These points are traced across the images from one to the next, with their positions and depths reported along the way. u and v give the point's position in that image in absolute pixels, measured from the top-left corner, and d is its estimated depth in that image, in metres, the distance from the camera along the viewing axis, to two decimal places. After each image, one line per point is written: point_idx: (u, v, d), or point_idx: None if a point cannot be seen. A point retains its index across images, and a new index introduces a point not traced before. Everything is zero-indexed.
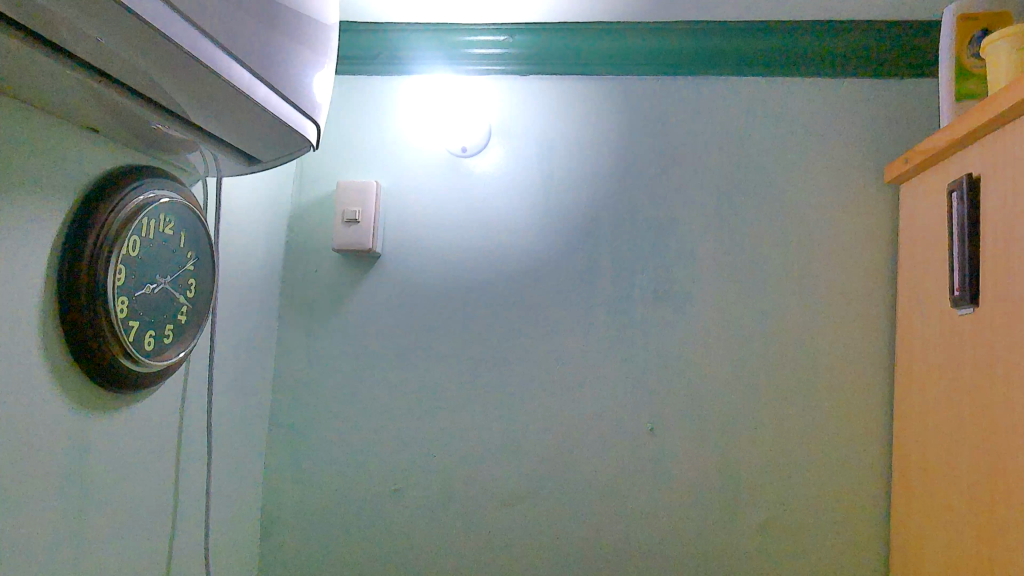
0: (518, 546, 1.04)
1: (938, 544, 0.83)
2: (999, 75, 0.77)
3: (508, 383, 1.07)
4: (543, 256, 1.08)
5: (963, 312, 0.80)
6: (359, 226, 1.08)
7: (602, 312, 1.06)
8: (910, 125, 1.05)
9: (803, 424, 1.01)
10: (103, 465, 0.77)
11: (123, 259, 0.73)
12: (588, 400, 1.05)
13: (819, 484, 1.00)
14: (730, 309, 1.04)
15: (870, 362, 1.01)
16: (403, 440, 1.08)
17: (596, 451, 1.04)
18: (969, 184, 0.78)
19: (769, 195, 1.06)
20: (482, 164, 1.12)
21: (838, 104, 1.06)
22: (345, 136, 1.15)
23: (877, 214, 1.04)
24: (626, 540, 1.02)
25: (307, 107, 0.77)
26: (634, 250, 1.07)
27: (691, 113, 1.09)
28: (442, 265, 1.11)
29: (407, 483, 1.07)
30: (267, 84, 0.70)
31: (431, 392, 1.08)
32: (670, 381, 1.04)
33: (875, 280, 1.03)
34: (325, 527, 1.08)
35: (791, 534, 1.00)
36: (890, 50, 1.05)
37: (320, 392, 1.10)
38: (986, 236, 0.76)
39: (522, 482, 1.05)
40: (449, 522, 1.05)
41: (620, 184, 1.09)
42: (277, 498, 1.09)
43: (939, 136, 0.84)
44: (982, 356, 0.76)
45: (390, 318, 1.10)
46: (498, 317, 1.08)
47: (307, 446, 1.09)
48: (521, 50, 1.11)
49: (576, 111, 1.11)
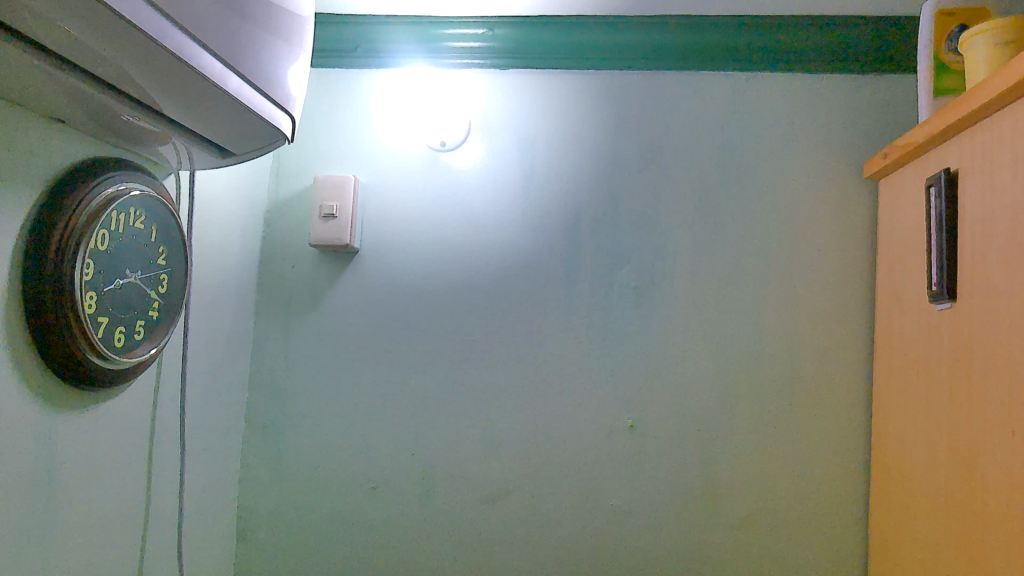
0: (499, 545, 1.03)
1: (917, 542, 0.83)
2: (977, 70, 0.76)
3: (487, 380, 1.06)
4: (522, 252, 1.07)
5: (942, 308, 0.79)
6: (336, 221, 1.06)
7: (584, 309, 1.06)
8: (889, 122, 1.04)
9: (783, 421, 1.01)
10: (71, 465, 0.75)
11: (92, 252, 0.72)
12: (567, 397, 1.04)
13: (800, 482, 1.00)
14: (711, 305, 1.04)
15: (850, 360, 1.01)
16: (382, 438, 1.06)
17: (576, 449, 1.03)
18: (948, 179, 0.78)
19: (749, 191, 1.05)
20: (462, 160, 1.10)
21: (817, 101, 1.06)
22: (321, 130, 1.14)
23: (856, 211, 1.03)
24: (607, 538, 1.01)
25: (280, 98, 0.76)
26: (615, 245, 1.06)
27: (673, 109, 1.08)
28: (421, 261, 1.09)
29: (386, 481, 1.06)
30: (239, 75, 0.68)
31: (409, 390, 1.07)
32: (649, 378, 1.03)
33: (856, 277, 1.02)
34: (304, 527, 1.06)
35: (770, 532, 1.00)
36: (870, 46, 1.04)
37: (296, 389, 1.09)
38: (963, 231, 0.75)
39: (501, 480, 1.04)
40: (428, 520, 1.04)
41: (600, 179, 1.08)
42: (254, 497, 1.08)
43: (919, 131, 0.83)
44: (961, 351, 0.76)
45: (369, 315, 1.09)
46: (476, 314, 1.07)
47: (284, 443, 1.08)
48: (502, 44, 1.10)
49: (558, 106, 1.10)
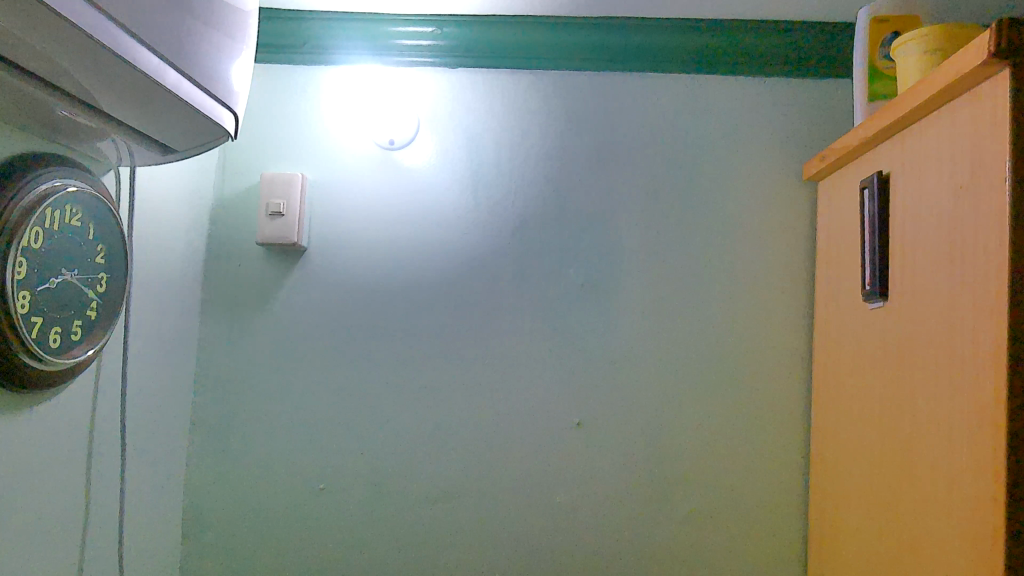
0: (448, 544, 1.03)
1: (855, 534, 0.85)
2: (908, 76, 0.78)
3: (436, 379, 1.06)
4: (471, 251, 1.08)
5: (875, 307, 0.82)
6: (283, 219, 1.05)
7: (532, 308, 1.06)
8: (827, 125, 1.07)
9: (727, 418, 1.03)
10: (4, 470, 0.73)
11: (23, 251, 0.70)
12: (515, 396, 1.05)
13: (743, 478, 1.02)
14: (657, 304, 1.05)
15: (791, 358, 1.04)
16: (331, 438, 1.06)
17: (524, 447, 1.04)
18: (880, 181, 0.81)
19: (694, 192, 1.07)
20: (411, 158, 1.10)
21: (759, 104, 1.08)
22: (267, 127, 1.12)
23: (796, 212, 1.06)
24: (555, 535, 1.02)
25: (222, 94, 0.74)
26: (563, 245, 1.07)
27: (620, 110, 1.09)
28: (370, 260, 1.09)
29: (334, 482, 1.05)
30: (178, 70, 0.66)
31: (357, 390, 1.06)
32: (596, 377, 1.05)
33: (798, 276, 1.05)
34: (251, 529, 1.05)
35: (714, 526, 1.02)
36: (809, 51, 1.07)
37: (242, 390, 1.07)
38: (895, 232, 0.78)
39: (450, 479, 1.04)
40: (377, 520, 1.04)
41: (549, 179, 1.08)
42: (199, 500, 1.06)
43: (854, 135, 0.86)
44: (893, 349, 0.78)
45: (317, 314, 1.08)
46: (425, 313, 1.07)
47: (230, 444, 1.07)
48: (451, 42, 1.10)
49: (509, 105, 1.10)
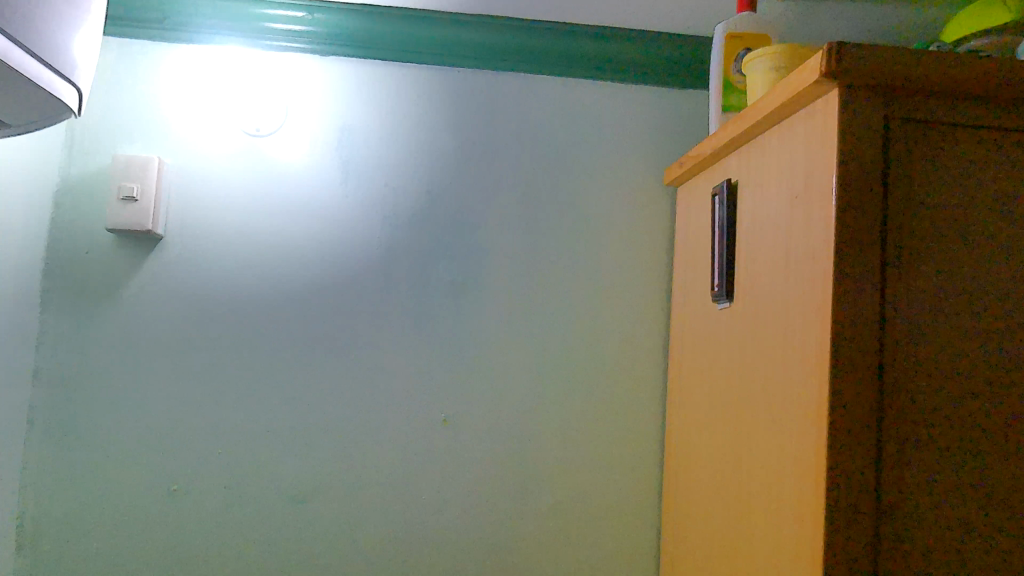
0: (310, 543, 1.01)
1: (699, 522, 0.90)
2: (756, 89, 0.83)
3: (300, 374, 1.03)
4: (339, 245, 1.05)
5: (722, 307, 0.86)
6: (137, 206, 0.99)
7: (402, 304, 1.05)
8: (689, 133, 1.12)
9: (589, 413, 1.06)
10: None
11: None
12: (382, 391, 1.03)
13: (603, 471, 1.05)
14: (525, 301, 1.07)
15: (650, 355, 1.08)
16: (186, 437, 1.01)
17: (390, 443, 1.03)
18: (729, 189, 0.85)
19: (564, 192, 1.09)
20: (279, 146, 1.06)
21: (627, 109, 1.11)
22: (120, 106, 1.05)
23: (659, 215, 1.10)
24: (419, 531, 1.02)
25: (63, 68, 0.69)
26: (434, 241, 1.07)
27: (494, 108, 1.10)
28: (232, 250, 1.04)
29: (189, 482, 1.00)
30: (9, 38, 0.61)
31: (216, 386, 1.02)
32: (465, 373, 1.05)
33: (658, 277, 1.09)
34: (96, 533, 0.99)
35: (575, 518, 1.05)
36: (674, 61, 1.11)
37: (88, 386, 1.00)
38: (740, 237, 0.82)
39: (314, 477, 1.01)
40: (235, 521, 1.00)
41: (421, 173, 1.08)
42: (37, 504, 0.98)
43: (708, 143, 0.90)
44: (735, 348, 0.82)
45: (173, 306, 1.03)
46: (290, 307, 1.04)
47: (73, 444, 0.99)
48: (322, 29, 1.07)
49: (381, 97, 1.09)
